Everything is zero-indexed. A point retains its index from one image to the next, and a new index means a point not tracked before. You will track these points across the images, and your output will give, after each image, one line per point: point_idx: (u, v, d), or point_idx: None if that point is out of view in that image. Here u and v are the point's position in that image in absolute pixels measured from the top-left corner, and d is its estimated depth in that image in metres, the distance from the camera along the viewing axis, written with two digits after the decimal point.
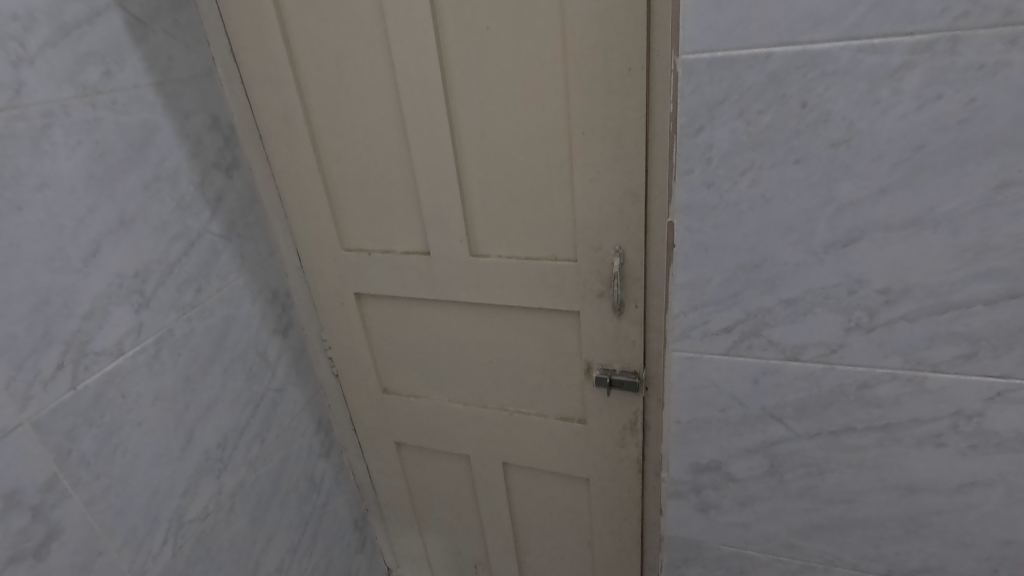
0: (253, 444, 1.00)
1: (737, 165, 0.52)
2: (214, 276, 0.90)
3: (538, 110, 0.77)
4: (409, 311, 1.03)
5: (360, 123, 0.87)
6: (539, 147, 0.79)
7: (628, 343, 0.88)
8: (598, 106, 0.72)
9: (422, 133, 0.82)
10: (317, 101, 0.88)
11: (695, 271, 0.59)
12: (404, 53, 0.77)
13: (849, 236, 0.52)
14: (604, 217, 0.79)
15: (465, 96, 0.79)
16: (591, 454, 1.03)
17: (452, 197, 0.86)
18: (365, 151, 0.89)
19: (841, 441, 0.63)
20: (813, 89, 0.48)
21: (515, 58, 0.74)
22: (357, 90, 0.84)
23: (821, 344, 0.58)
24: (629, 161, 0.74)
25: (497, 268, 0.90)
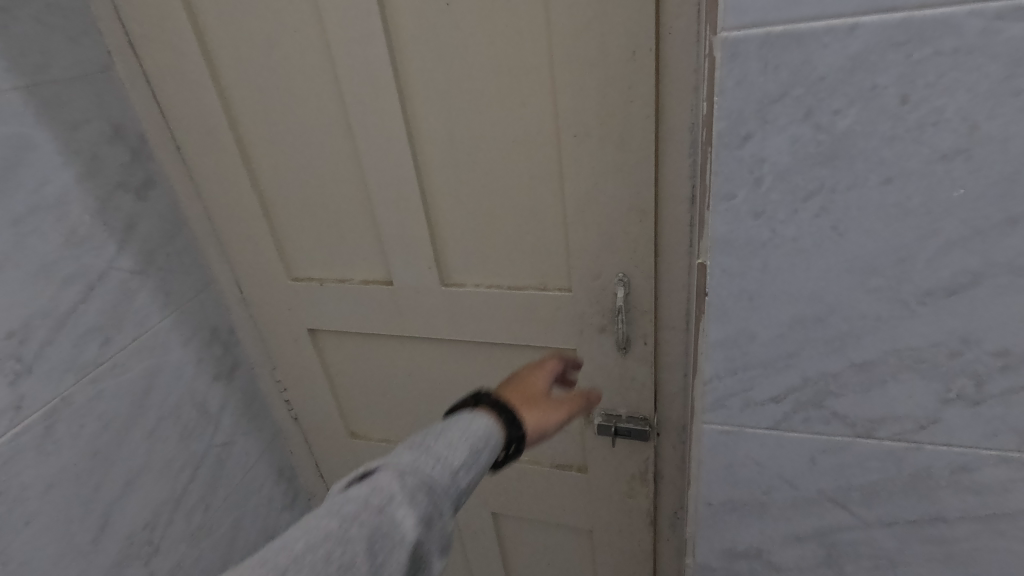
0: (194, 513, 0.84)
1: (799, 188, 0.37)
2: (128, 324, 0.73)
3: (516, 107, 0.60)
4: (374, 347, 0.87)
5: (298, 129, 0.70)
6: (519, 154, 0.63)
7: (637, 385, 0.73)
8: (593, 101, 0.56)
9: (373, 141, 0.66)
10: (245, 103, 0.71)
11: (734, 327, 0.43)
12: (343, 38, 0.60)
13: (955, 281, 0.37)
14: (604, 239, 0.64)
15: (424, 93, 0.63)
16: (594, 505, 0.88)
17: (415, 217, 0.70)
18: (307, 162, 0.73)
19: (923, 532, 0.48)
20: (919, 76, 0.32)
21: (484, 41, 0.58)
22: (292, 88, 0.67)
23: (906, 418, 0.43)
24: (634, 169, 0.58)
25: (475, 299, 0.74)
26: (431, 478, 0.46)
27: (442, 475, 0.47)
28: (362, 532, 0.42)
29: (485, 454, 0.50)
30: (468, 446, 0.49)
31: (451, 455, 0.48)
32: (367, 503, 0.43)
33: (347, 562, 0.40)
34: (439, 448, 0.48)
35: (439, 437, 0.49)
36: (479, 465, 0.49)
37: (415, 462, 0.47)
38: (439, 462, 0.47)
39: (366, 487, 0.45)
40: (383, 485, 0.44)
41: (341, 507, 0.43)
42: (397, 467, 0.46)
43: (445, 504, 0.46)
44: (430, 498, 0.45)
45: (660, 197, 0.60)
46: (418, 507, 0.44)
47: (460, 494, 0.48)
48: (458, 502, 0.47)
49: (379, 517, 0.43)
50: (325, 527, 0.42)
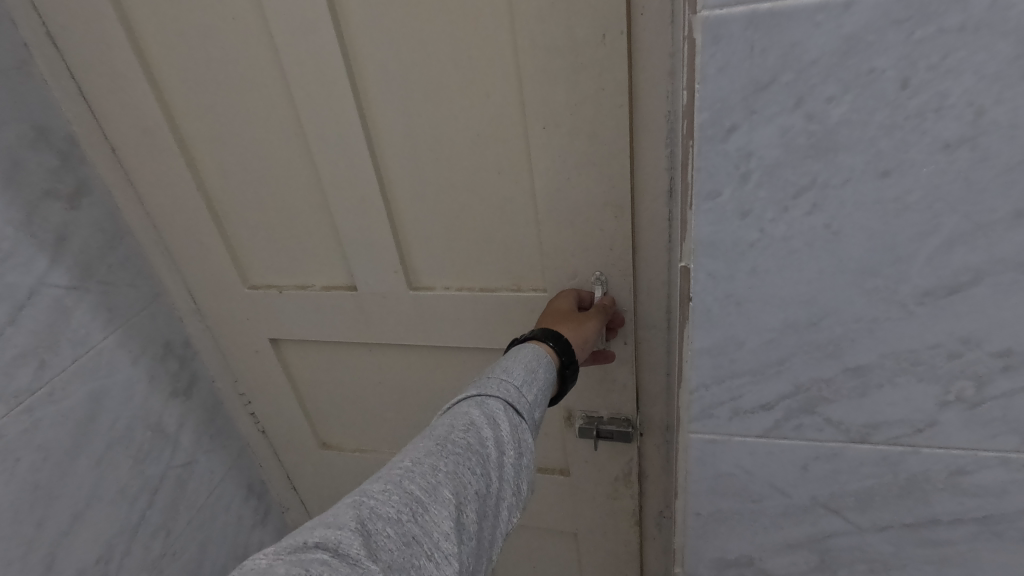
0: (153, 540, 0.79)
1: (788, 184, 0.34)
2: (64, 345, 0.67)
3: (481, 98, 0.56)
4: (341, 355, 0.82)
5: (245, 127, 0.64)
6: (487, 148, 0.59)
7: (618, 386, 0.70)
8: (562, 90, 0.52)
9: (326, 138, 0.60)
10: (184, 100, 0.65)
11: (720, 333, 0.40)
12: (285, 25, 0.55)
13: (955, 279, 0.34)
14: (578, 239, 0.60)
15: (379, 85, 0.58)
16: (579, 508, 0.85)
17: (376, 219, 0.65)
18: (257, 162, 0.67)
19: (917, 535, 0.46)
20: (920, 57, 0.29)
21: (443, 26, 0.53)
22: (235, 82, 0.62)
23: (902, 423, 0.41)
24: (609, 162, 0.54)
25: (445, 304, 0.69)
26: (504, 395, 0.44)
27: (512, 391, 0.45)
28: (462, 444, 0.39)
29: (542, 371, 0.49)
30: (527, 367, 0.48)
31: (515, 375, 0.46)
32: (456, 423, 0.41)
33: (456, 470, 0.37)
34: (503, 373, 0.47)
35: (498, 367, 0.48)
36: (542, 381, 0.48)
37: (485, 384, 0.45)
38: (506, 381, 0.46)
39: (450, 414, 0.42)
40: (465, 409, 0.42)
41: (432, 430, 0.41)
42: (471, 394, 0.44)
43: (528, 416, 0.44)
44: (511, 411, 0.43)
45: (637, 191, 0.56)
46: (504, 419, 0.42)
47: (536, 406, 0.46)
48: (537, 416, 0.45)
49: (472, 432, 0.40)
50: (425, 445, 0.39)
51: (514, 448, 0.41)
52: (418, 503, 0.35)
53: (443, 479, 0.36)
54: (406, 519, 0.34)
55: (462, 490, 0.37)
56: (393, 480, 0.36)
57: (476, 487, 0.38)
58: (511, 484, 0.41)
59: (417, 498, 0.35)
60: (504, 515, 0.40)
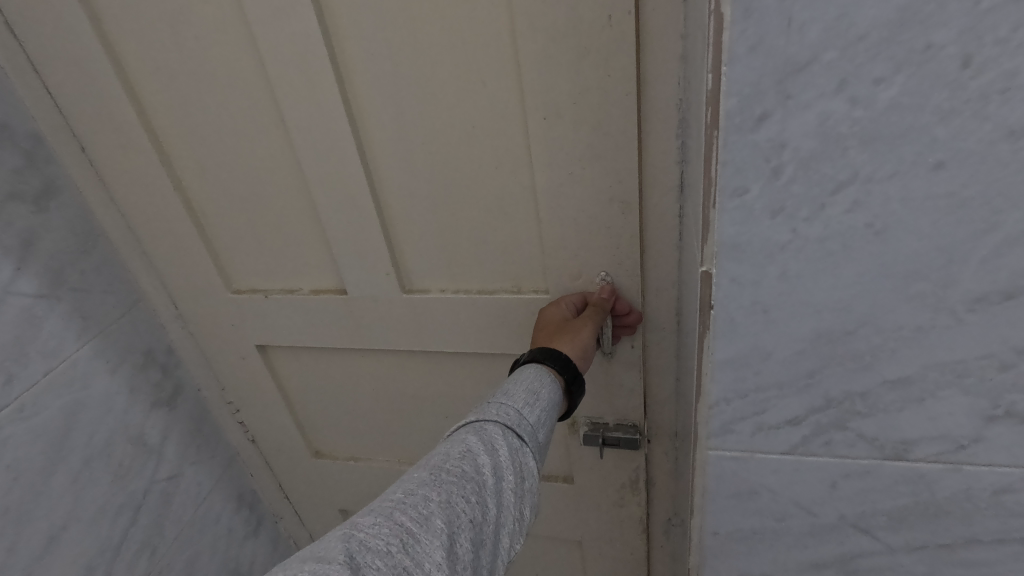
0: (137, 559, 0.75)
1: (826, 179, 0.30)
2: (35, 357, 0.63)
3: (476, 87, 0.51)
4: (332, 361, 0.78)
5: (223, 122, 0.60)
6: (483, 141, 0.54)
7: (625, 392, 0.66)
8: (564, 77, 0.47)
9: (309, 131, 0.56)
10: (157, 94, 0.60)
11: (745, 344, 0.37)
12: (260, 10, 0.50)
13: (1013, 284, 0.31)
14: (582, 238, 0.56)
15: (365, 73, 0.53)
16: (584, 515, 0.81)
17: (366, 219, 0.61)
18: (237, 159, 0.63)
19: (954, 556, 0.43)
20: (987, 31, 0.25)
21: (432, 8, 0.49)
22: (210, 72, 0.57)
23: (943, 438, 0.37)
24: (615, 155, 0.50)
25: (441, 307, 0.65)
26: (503, 418, 0.41)
27: (512, 413, 0.41)
28: (456, 472, 0.35)
29: (545, 392, 0.46)
30: (526, 391, 0.45)
31: (514, 399, 0.43)
32: (451, 451, 0.37)
33: (450, 498, 0.34)
34: (501, 398, 0.43)
35: (497, 393, 0.45)
36: (544, 403, 0.45)
37: (482, 411, 0.42)
38: (504, 405, 0.42)
39: (445, 443, 0.39)
40: (461, 437, 0.39)
41: (426, 460, 0.37)
42: (468, 422, 0.41)
43: (529, 441, 0.41)
44: (511, 435, 0.40)
45: (646, 185, 0.52)
46: (503, 443, 0.38)
47: (538, 429, 0.42)
48: (540, 439, 0.42)
49: (468, 459, 0.36)
50: (418, 475, 0.35)
51: (513, 473, 0.38)
52: (408, 534, 0.31)
53: (435, 508, 0.33)
54: (396, 551, 0.30)
55: (456, 519, 0.33)
56: (384, 512, 0.32)
57: (471, 516, 0.34)
58: (512, 512, 0.37)
59: (408, 529, 0.31)
60: (504, 545, 0.36)
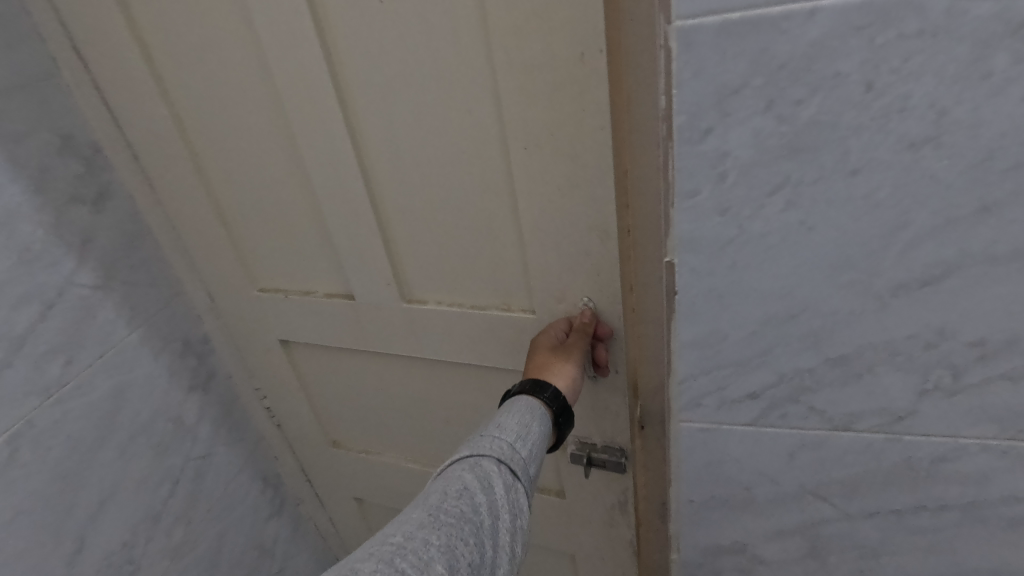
0: (174, 528, 0.83)
1: (764, 183, 0.35)
2: (91, 340, 0.71)
3: (466, 117, 0.57)
4: (346, 361, 0.85)
5: (248, 144, 0.68)
6: (473, 166, 0.60)
7: (611, 414, 0.71)
8: (540, 111, 0.53)
9: (321, 154, 0.63)
10: (192, 113, 0.68)
11: (706, 326, 0.42)
12: (278, 47, 0.58)
13: (929, 272, 0.36)
14: (562, 258, 0.60)
15: (369, 104, 0.60)
16: (577, 530, 0.87)
17: (370, 234, 0.68)
18: (259, 176, 0.70)
19: (903, 521, 0.48)
20: (884, 60, 0.30)
21: (426, 48, 0.55)
22: (237, 100, 0.65)
23: (882, 411, 0.42)
24: (588, 184, 0.55)
25: (436, 317, 0.72)
26: (495, 455, 0.46)
27: (504, 450, 0.47)
28: (454, 514, 0.41)
29: (534, 425, 0.52)
30: (517, 424, 0.50)
31: (505, 433, 0.49)
32: (449, 491, 0.43)
33: (449, 542, 0.39)
34: (493, 433, 0.49)
35: (490, 426, 0.50)
36: (533, 437, 0.50)
37: (475, 447, 0.47)
38: (496, 441, 0.48)
39: (442, 481, 0.44)
40: (457, 476, 0.44)
41: (425, 500, 0.43)
42: (463, 458, 0.47)
43: (519, 477, 0.46)
44: (503, 472, 0.45)
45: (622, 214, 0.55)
46: (496, 483, 0.44)
47: (527, 463, 0.48)
48: (530, 472, 0.48)
49: (464, 500, 0.42)
50: (417, 518, 0.41)
51: (507, 512, 0.43)
52: None
53: (436, 552, 0.38)
54: None
55: (457, 560, 0.38)
56: (386, 556, 0.37)
57: (470, 556, 0.39)
58: (505, 547, 0.43)
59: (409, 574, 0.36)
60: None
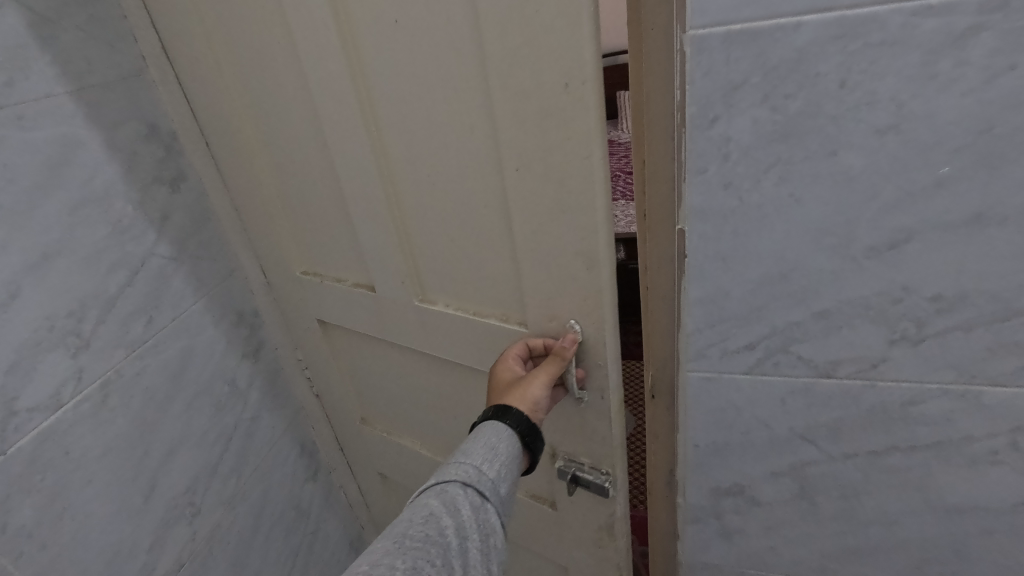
0: (228, 481, 0.91)
1: (760, 162, 0.44)
2: (166, 305, 0.80)
3: (467, 134, 0.57)
4: (372, 348, 0.91)
5: (288, 139, 0.73)
6: (474, 182, 0.60)
7: (596, 436, 0.70)
8: (532, 132, 0.51)
9: (345, 155, 0.67)
10: (248, 107, 0.75)
11: (711, 285, 0.50)
12: (308, 54, 0.61)
13: (895, 237, 0.44)
14: (555, 280, 0.59)
15: (386, 112, 0.62)
16: (570, 544, 0.87)
17: (387, 233, 0.71)
18: (297, 168, 0.76)
19: (880, 461, 0.56)
20: (855, 64, 0.39)
21: (431, 64, 0.55)
22: (280, 98, 0.70)
23: (860, 359, 0.50)
24: (577, 208, 0.53)
25: (443, 320, 0.73)
26: (461, 479, 0.52)
27: (471, 472, 0.53)
28: (421, 538, 0.47)
29: (503, 447, 0.55)
30: (486, 446, 0.55)
31: (473, 456, 0.54)
32: (417, 517, 0.49)
33: (417, 562, 0.45)
34: (463, 458, 0.55)
35: (460, 451, 0.56)
36: (503, 456, 0.55)
37: (443, 475, 0.53)
38: (464, 465, 0.53)
39: (412, 509, 0.50)
40: (425, 502, 0.50)
41: (395, 528, 0.48)
42: (432, 485, 0.52)
43: (486, 496, 0.52)
44: (468, 493, 0.51)
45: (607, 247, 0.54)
46: (462, 504, 0.50)
47: (494, 483, 0.53)
48: (498, 491, 0.53)
49: (431, 523, 0.48)
50: (388, 543, 0.46)
51: (473, 531, 0.49)
52: None
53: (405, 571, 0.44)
54: None
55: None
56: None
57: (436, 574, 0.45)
58: (474, 562, 0.48)
59: None
60: None
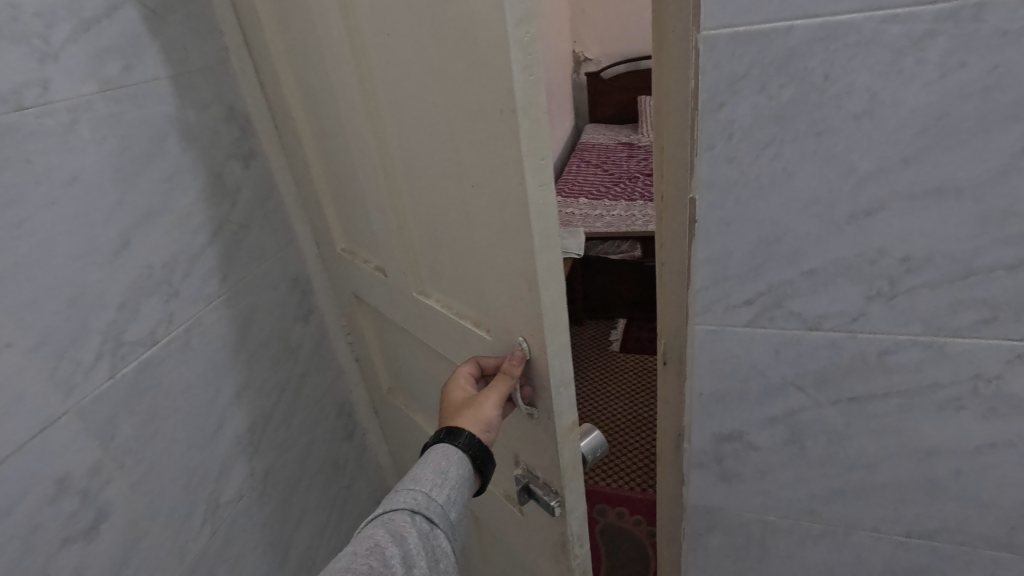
0: (280, 428, 1.02)
1: (758, 140, 0.53)
2: (237, 265, 0.90)
3: (437, 145, 0.59)
4: (392, 328, 0.97)
5: (325, 126, 0.80)
6: (444, 190, 0.62)
7: (548, 455, 0.68)
8: (481, 150, 0.53)
9: (361, 146, 0.72)
10: (299, 96, 0.84)
11: (717, 246, 0.60)
12: (333, 53, 0.68)
13: (871, 206, 0.53)
14: (505, 294, 0.60)
15: (386, 112, 0.65)
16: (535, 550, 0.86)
17: (392, 223, 0.75)
18: (333, 153, 0.83)
19: (860, 407, 0.64)
20: (836, 60, 0.48)
21: (411, 73, 0.57)
22: (318, 90, 0.77)
23: (842, 313, 0.59)
24: (515, 228, 0.54)
25: (434, 313, 0.76)
26: (410, 506, 0.57)
27: (420, 499, 0.58)
28: (366, 567, 0.51)
29: (451, 471, 0.61)
30: (434, 471, 0.60)
31: (422, 483, 0.59)
32: (363, 547, 0.54)
33: None
34: (412, 483, 0.59)
35: (410, 476, 0.61)
36: (452, 479, 0.60)
37: (391, 503, 0.58)
38: (413, 492, 0.58)
39: (359, 538, 0.55)
40: (371, 532, 0.55)
41: (343, 557, 0.53)
42: (381, 514, 0.57)
43: (434, 521, 0.57)
44: (416, 520, 0.56)
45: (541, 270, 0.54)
46: (409, 532, 0.55)
47: (442, 506, 0.59)
48: (446, 514, 0.58)
49: (377, 553, 0.53)
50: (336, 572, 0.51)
51: (420, 555, 0.54)
52: None
53: None
54: None
55: None
56: None
57: None
58: None
59: None
60: None
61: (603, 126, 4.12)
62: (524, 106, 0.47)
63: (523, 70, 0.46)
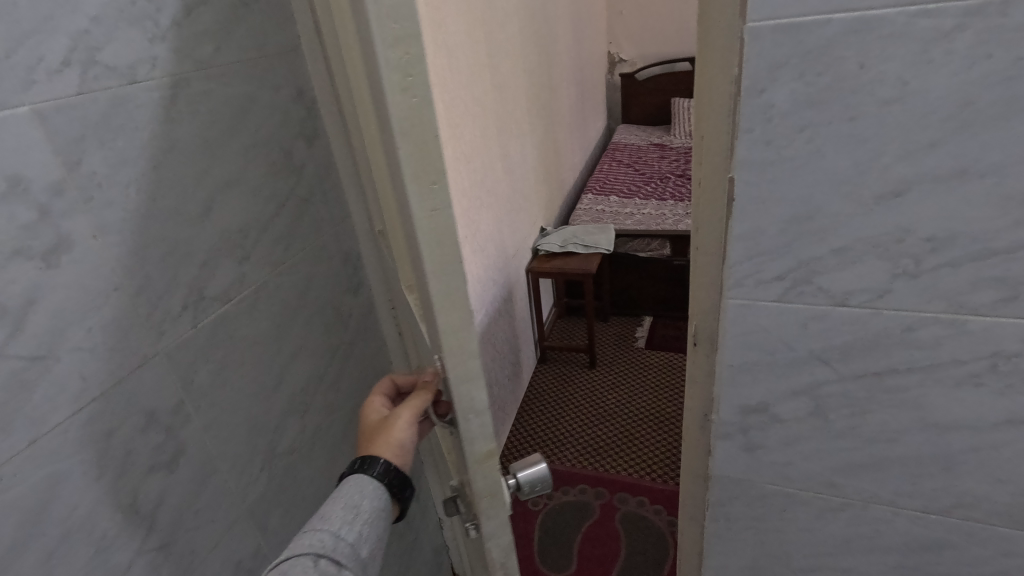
0: (329, 391, 1.09)
1: (794, 124, 0.58)
2: (299, 235, 0.98)
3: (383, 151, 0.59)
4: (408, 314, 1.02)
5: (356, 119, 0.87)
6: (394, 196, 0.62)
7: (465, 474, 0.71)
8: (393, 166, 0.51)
9: (370, 140, 0.77)
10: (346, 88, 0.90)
11: (751, 223, 0.64)
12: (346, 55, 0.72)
13: (899, 187, 0.57)
14: (423, 312, 0.58)
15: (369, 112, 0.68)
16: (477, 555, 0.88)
17: (390, 216, 0.80)
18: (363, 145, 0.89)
19: (883, 381, 0.68)
20: (870, 51, 0.53)
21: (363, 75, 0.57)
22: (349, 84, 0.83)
23: (869, 290, 0.63)
24: (414, 252, 0.52)
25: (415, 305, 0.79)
26: (315, 549, 0.59)
27: (327, 540, 0.60)
28: None
29: (364, 505, 0.64)
30: (343, 508, 0.63)
31: (331, 522, 0.62)
32: None
33: None
34: (321, 523, 0.62)
35: (320, 514, 0.63)
36: (362, 516, 0.63)
37: (299, 546, 0.60)
38: (321, 533, 0.61)
39: None
40: None
41: None
42: (285, 558, 0.59)
43: (339, 561, 0.59)
44: (320, 563, 0.58)
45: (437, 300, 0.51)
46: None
47: (351, 545, 0.61)
48: (352, 553, 0.61)
49: None
50: None
51: None
52: None
53: None
54: None
55: None
56: None
57: None
58: None
59: None
60: None
61: (637, 127, 4.15)
62: (400, 130, 0.43)
63: (401, 93, 0.42)
